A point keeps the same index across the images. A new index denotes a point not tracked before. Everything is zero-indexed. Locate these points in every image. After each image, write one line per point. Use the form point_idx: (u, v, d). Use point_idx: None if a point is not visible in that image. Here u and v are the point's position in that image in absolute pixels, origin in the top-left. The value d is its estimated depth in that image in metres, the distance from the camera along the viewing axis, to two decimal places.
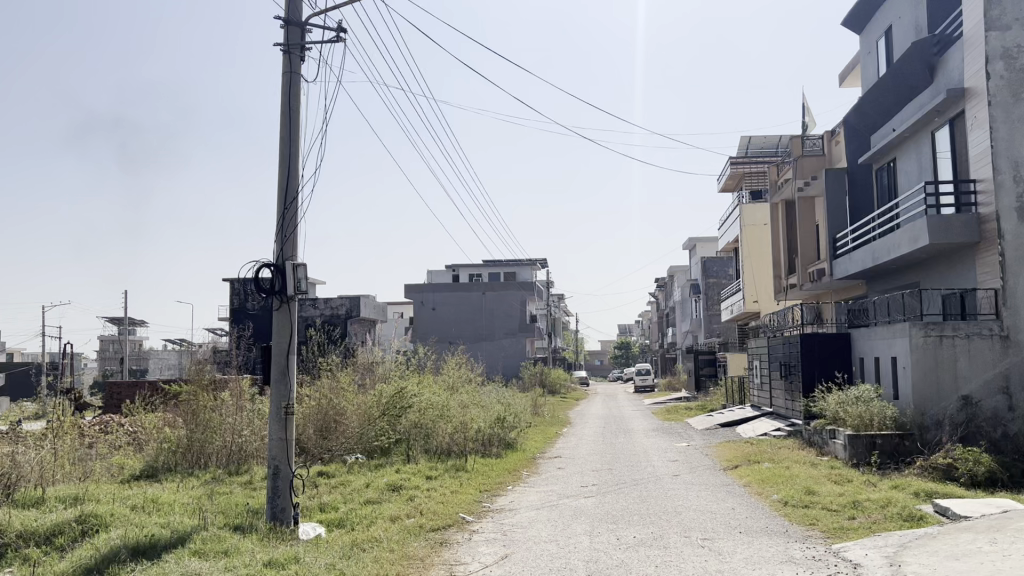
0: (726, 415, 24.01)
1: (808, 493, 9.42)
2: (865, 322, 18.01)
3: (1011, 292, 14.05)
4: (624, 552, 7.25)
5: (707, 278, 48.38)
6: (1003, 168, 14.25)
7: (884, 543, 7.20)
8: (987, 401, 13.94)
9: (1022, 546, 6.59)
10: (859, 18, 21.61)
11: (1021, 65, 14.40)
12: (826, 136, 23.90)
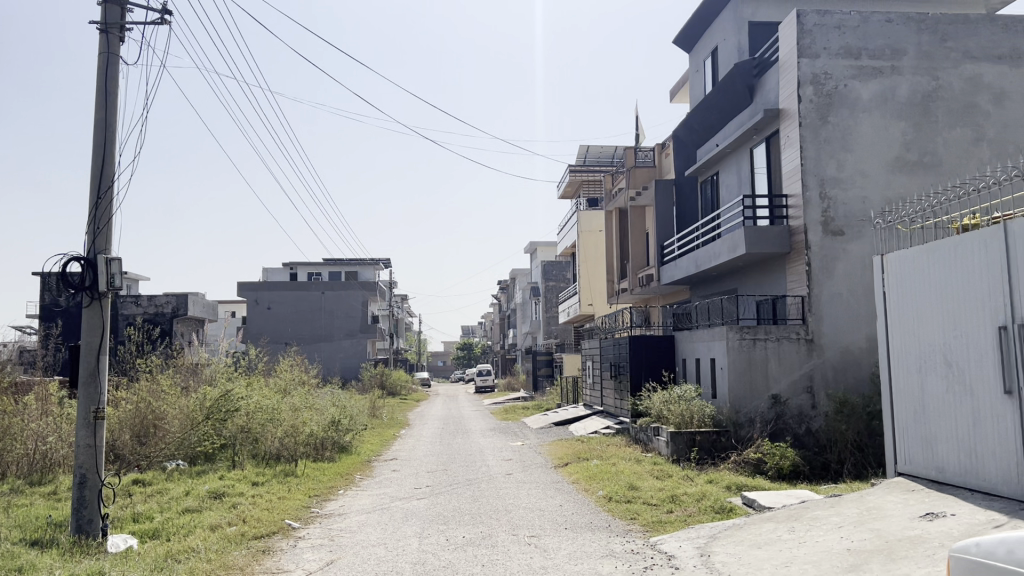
0: (560, 414, 24.72)
1: (630, 488, 9.85)
2: (688, 325, 19.05)
3: (816, 299, 15.30)
4: (451, 553, 7.29)
5: (546, 281, 49.68)
6: (812, 185, 15.49)
7: (697, 535, 7.63)
8: (793, 399, 15.26)
9: (816, 533, 7.17)
10: (688, 37, 22.86)
11: (827, 90, 15.71)
12: (657, 149, 25.11)
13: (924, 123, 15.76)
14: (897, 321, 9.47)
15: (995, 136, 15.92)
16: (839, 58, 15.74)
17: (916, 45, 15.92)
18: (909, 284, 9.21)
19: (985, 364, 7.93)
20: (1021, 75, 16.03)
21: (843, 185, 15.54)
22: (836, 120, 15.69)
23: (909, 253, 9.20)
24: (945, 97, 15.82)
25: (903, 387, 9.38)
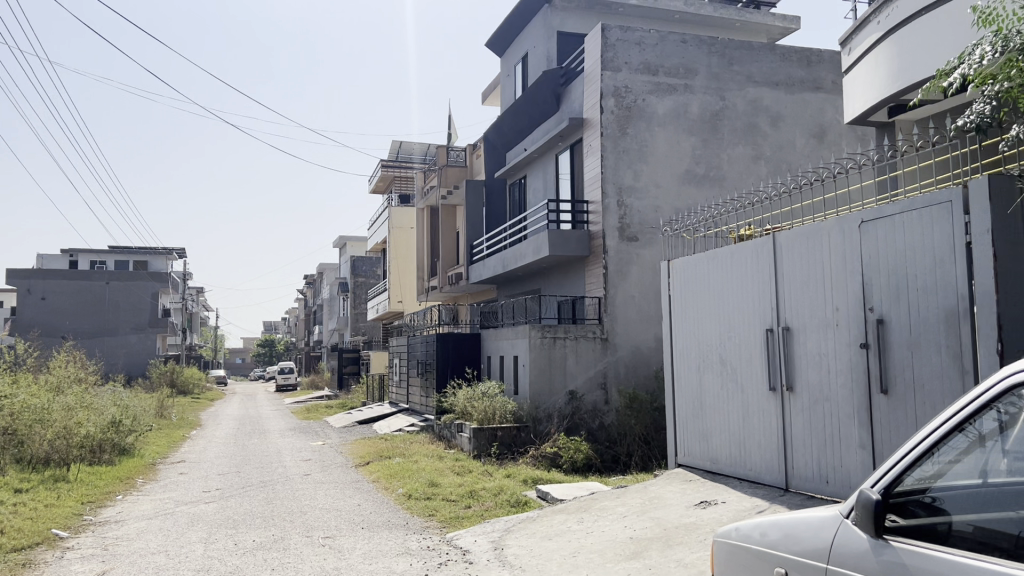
0: (364, 412, 24.43)
1: (430, 485, 9.89)
2: (493, 323, 19.43)
3: (611, 301, 16.09)
4: (239, 558, 6.97)
5: (355, 277, 48.95)
6: (611, 192, 16.25)
7: (491, 529, 7.78)
8: (589, 395, 15.99)
9: (602, 524, 7.52)
10: (500, 42, 23.31)
11: (627, 103, 16.56)
12: (468, 149, 25.43)
13: (711, 139, 17.00)
14: (680, 322, 10.14)
15: (772, 155, 17.45)
16: (639, 73, 16.63)
17: (706, 66, 17.15)
18: (692, 288, 9.88)
19: (754, 363, 8.66)
20: (794, 101, 17.68)
21: (639, 193, 16.44)
22: (635, 132, 16.56)
23: (692, 258, 9.87)
24: (730, 117, 17.14)
25: (684, 384, 10.06)
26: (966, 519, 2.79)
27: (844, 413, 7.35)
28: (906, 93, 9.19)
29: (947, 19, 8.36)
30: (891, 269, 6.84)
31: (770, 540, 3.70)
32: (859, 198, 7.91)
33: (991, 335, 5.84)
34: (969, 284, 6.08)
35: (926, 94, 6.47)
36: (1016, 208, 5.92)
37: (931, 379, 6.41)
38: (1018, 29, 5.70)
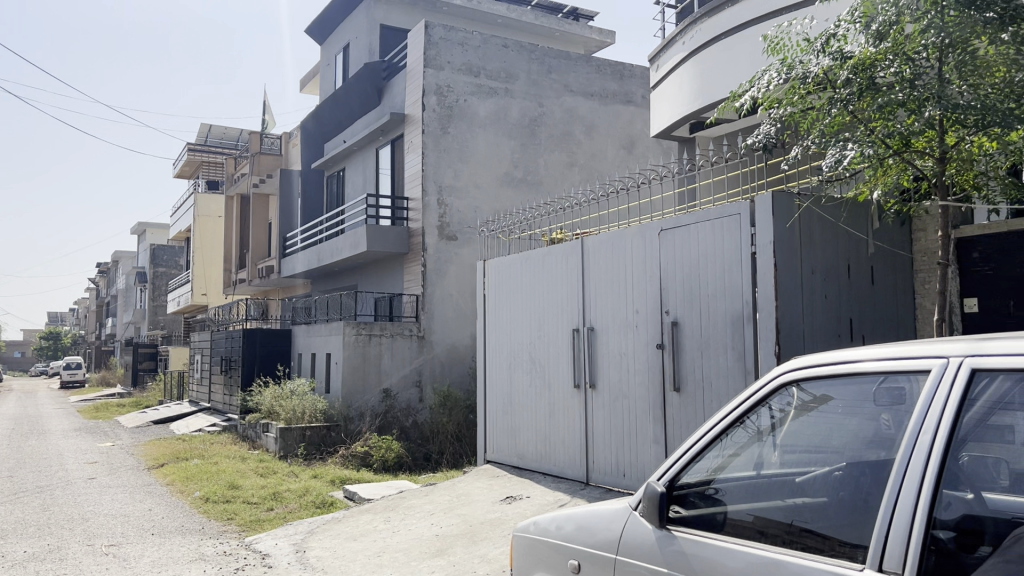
0: (161, 411, 22.95)
1: (230, 488, 9.44)
2: (305, 319, 18.88)
3: (429, 299, 16.09)
4: (5, 572, 6.31)
5: (155, 267, 45.99)
6: (431, 190, 16.24)
7: (293, 532, 7.53)
8: (403, 393, 15.90)
9: (409, 522, 7.48)
10: (321, 29, 22.71)
11: (449, 102, 16.62)
12: (284, 138, 24.59)
13: (529, 143, 17.43)
14: (492, 321, 10.30)
15: (586, 162, 18.15)
16: (460, 74, 16.76)
17: (526, 72, 17.59)
18: (505, 289, 10.06)
19: (560, 362, 8.94)
20: (607, 111, 18.51)
21: (458, 193, 16.55)
22: (455, 131, 16.65)
23: (506, 259, 10.07)
24: (547, 123, 17.68)
25: (494, 382, 10.23)
26: (741, 509, 2.97)
27: (641, 409, 7.74)
28: (705, 111, 9.84)
29: (741, 44, 9.04)
30: (687, 275, 7.28)
31: (566, 533, 3.81)
32: (661, 207, 8.36)
33: (770, 338, 6.35)
34: (753, 291, 6.58)
35: (721, 114, 6.94)
36: (794, 223, 6.47)
37: (718, 378, 6.88)
38: (800, 59, 6.26)
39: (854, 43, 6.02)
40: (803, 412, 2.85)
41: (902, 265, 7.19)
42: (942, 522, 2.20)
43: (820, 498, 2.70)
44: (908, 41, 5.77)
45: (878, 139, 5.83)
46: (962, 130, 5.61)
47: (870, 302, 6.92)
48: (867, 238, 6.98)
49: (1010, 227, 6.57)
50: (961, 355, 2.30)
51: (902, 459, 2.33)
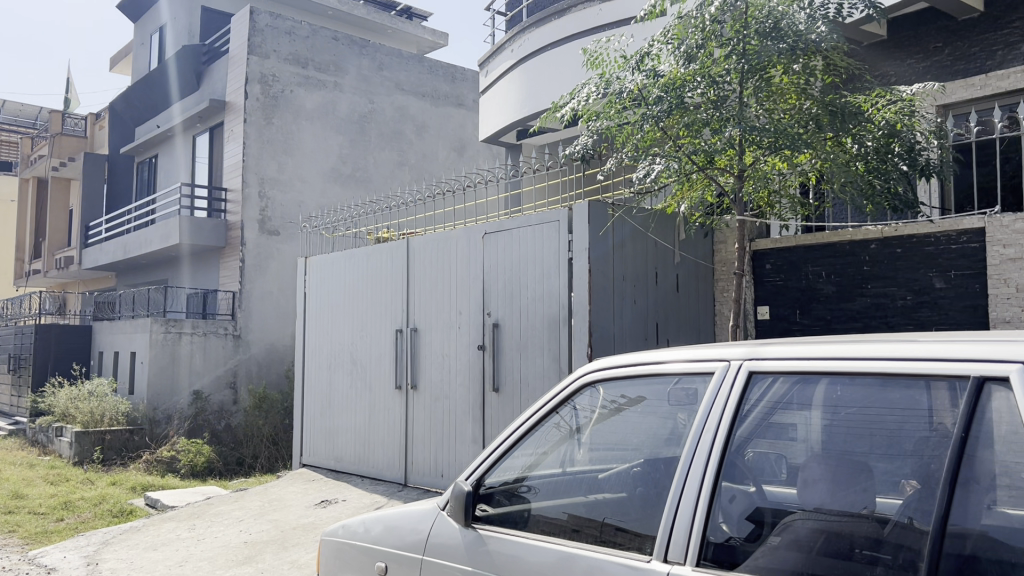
0: None
1: (12, 498, 8.62)
2: (109, 315, 17.62)
3: (246, 296, 15.49)
4: None
5: None
6: (251, 182, 15.60)
7: (84, 543, 6.99)
8: (215, 395, 15.20)
9: (216, 529, 7.14)
10: (135, 6, 21.31)
11: (273, 92, 16.06)
12: (89, 119, 22.87)
13: (358, 140, 17.19)
14: (312, 321, 10.04)
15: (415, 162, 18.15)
16: (286, 64, 16.25)
17: (356, 67, 17.34)
18: (327, 288, 9.84)
19: (381, 363, 8.86)
20: (438, 113, 18.60)
21: (281, 186, 16.02)
22: (280, 122, 16.13)
23: (329, 257, 9.85)
24: (377, 120, 17.51)
25: (313, 383, 9.98)
26: (544, 508, 3.02)
27: (459, 409, 7.82)
28: (530, 118, 10.09)
29: (564, 56, 9.34)
30: (508, 279, 7.42)
31: (374, 535, 3.76)
32: (485, 210, 8.46)
33: (583, 340, 6.60)
34: (569, 294, 6.81)
35: (543, 123, 7.10)
36: (607, 230, 6.76)
37: (535, 379, 7.08)
38: (616, 75, 6.51)
39: (666, 62, 6.35)
40: (602, 411, 2.96)
41: (705, 274, 7.65)
42: (723, 512, 2.34)
43: (617, 493, 2.79)
44: (714, 65, 6.14)
45: (685, 156, 6.23)
46: (758, 151, 6.09)
47: (675, 308, 7.32)
48: (673, 248, 7.38)
49: (799, 241, 7.16)
50: (741, 359, 2.47)
51: (689, 455, 2.47)
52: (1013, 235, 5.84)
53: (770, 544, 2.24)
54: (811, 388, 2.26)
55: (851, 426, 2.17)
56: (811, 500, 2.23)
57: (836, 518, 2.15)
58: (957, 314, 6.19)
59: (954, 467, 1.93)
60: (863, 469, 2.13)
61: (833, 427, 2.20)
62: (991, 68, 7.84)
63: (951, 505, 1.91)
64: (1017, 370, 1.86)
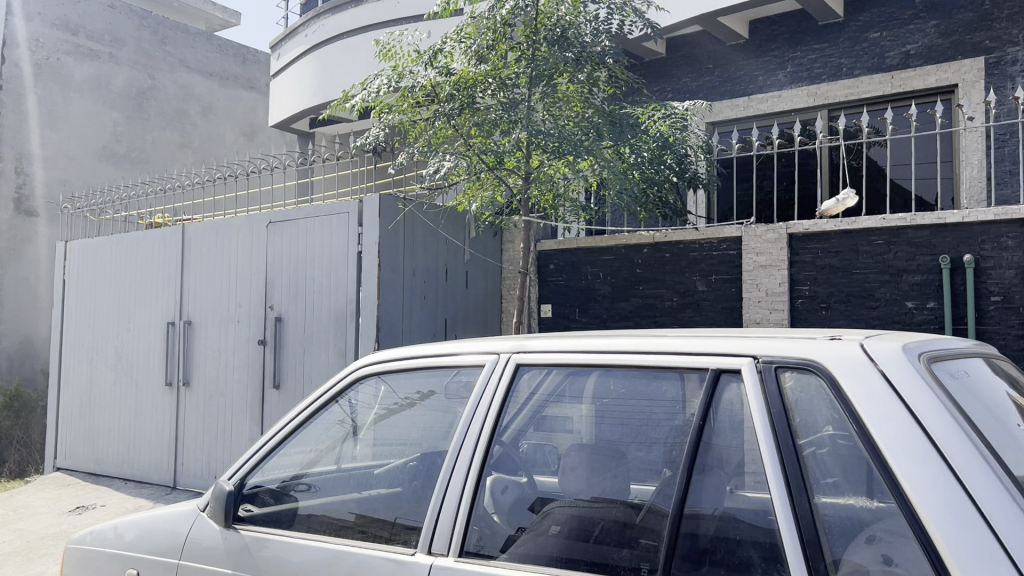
0: None
1: None
2: None
3: None
4: None
5: None
6: (7, 157, 14.06)
7: None
8: None
9: None
10: None
11: (36, 59, 14.57)
12: None
13: (135, 118, 16.03)
14: (72, 312, 9.19)
15: (199, 145, 17.24)
16: (53, 29, 14.81)
17: (135, 39, 16.12)
18: (90, 275, 9.04)
19: (150, 359, 8.26)
20: (226, 94, 17.75)
21: (42, 163, 14.58)
22: (43, 92, 14.65)
23: (93, 242, 9.05)
24: (157, 98, 16.42)
25: (70, 379, 9.13)
26: (312, 505, 2.90)
27: (237, 407, 7.47)
28: (322, 107, 9.87)
29: (357, 47, 9.23)
30: (294, 271, 7.17)
31: (126, 542, 3.46)
32: (272, 199, 8.11)
33: (370, 334, 6.50)
34: (357, 290, 6.68)
35: (332, 112, 6.89)
36: (397, 225, 6.70)
37: (320, 375, 6.89)
38: (409, 69, 6.44)
39: (458, 61, 6.37)
40: (379, 406, 2.92)
41: (493, 273, 7.73)
42: (491, 502, 2.38)
43: (388, 488, 2.73)
44: (505, 67, 6.25)
45: (475, 155, 6.26)
46: (543, 155, 6.27)
47: (462, 305, 7.36)
48: (462, 246, 7.41)
49: (581, 243, 7.45)
50: (510, 352, 2.54)
51: (456, 447, 2.48)
52: (764, 244, 6.44)
53: (531, 533, 2.28)
54: (578, 381, 2.35)
55: (609, 415, 2.27)
56: (571, 489, 2.30)
57: (590, 506, 2.22)
58: (715, 315, 6.72)
59: (693, 452, 2.05)
60: (615, 457, 2.22)
61: (592, 418, 2.29)
62: (752, 92, 8.64)
63: (688, 489, 2.02)
64: (749, 363, 2.03)
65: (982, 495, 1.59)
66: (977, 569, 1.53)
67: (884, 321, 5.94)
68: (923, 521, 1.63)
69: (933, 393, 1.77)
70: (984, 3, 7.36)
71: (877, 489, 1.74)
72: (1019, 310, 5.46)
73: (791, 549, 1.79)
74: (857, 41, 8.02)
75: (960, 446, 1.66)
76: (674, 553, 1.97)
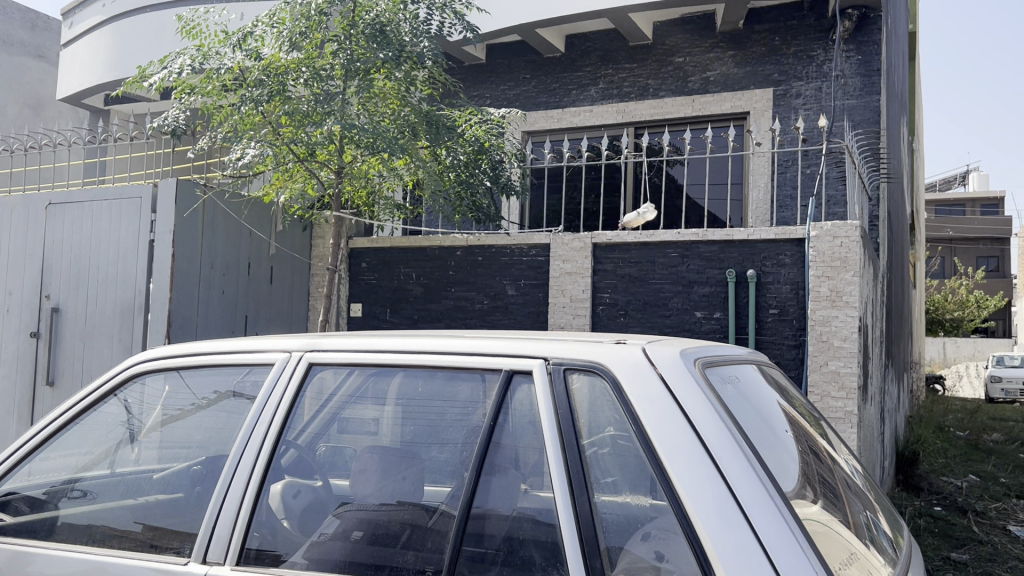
0: None
1: None
2: None
3: None
4: None
5: None
6: None
7: None
8: None
9: None
10: None
11: None
12: None
13: None
14: None
15: None
16: None
17: None
18: None
19: None
20: (9, 62, 16.15)
21: None
22: None
23: None
24: None
25: None
26: (78, 514, 2.60)
27: (3, 407, 6.77)
28: (118, 84, 9.18)
29: (158, 23, 8.66)
30: (78, 258, 6.59)
31: None
32: (55, 178, 7.42)
33: (160, 329, 6.09)
34: (147, 282, 6.23)
35: (127, 89, 6.41)
36: (193, 214, 6.30)
37: (100, 372, 6.38)
38: (216, 51, 6.10)
39: (269, 46, 6.12)
40: (162, 406, 2.68)
41: (301, 269, 7.47)
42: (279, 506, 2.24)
43: (166, 492, 2.50)
44: (318, 57, 6.04)
45: (284, 145, 6.00)
46: (356, 150, 6.10)
47: (265, 301, 7.07)
48: (268, 240, 7.10)
49: (393, 243, 7.36)
50: (303, 350, 2.42)
51: (239, 448, 2.32)
52: (570, 251, 6.64)
53: (316, 536, 2.18)
54: (379, 382, 2.26)
55: (402, 416, 2.20)
56: (360, 492, 2.21)
57: (378, 509, 2.14)
58: (522, 319, 6.85)
59: (483, 451, 2.02)
60: (407, 458, 2.16)
61: (389, 419, 2.21)
62: (567, 104, 8.92)
63: (477, 489, 1.99)
64: (540, 364, 2.02)
65: (743, 494, 1.68)
66: (737, 565, 1.60)
67: (677, 329, 6.28)
68: (691, 519, 1.69)
69: (705, 398, 1.84)
70: (774, 39, 8.00)
71: (652, 488, 1.79)
72: (792, 322, 5.94)
73: (570, 548, 1.80)
74: (663, 64, 8.48)
75: (726, 447, 1.74)
76: (459, 555, 1.92)
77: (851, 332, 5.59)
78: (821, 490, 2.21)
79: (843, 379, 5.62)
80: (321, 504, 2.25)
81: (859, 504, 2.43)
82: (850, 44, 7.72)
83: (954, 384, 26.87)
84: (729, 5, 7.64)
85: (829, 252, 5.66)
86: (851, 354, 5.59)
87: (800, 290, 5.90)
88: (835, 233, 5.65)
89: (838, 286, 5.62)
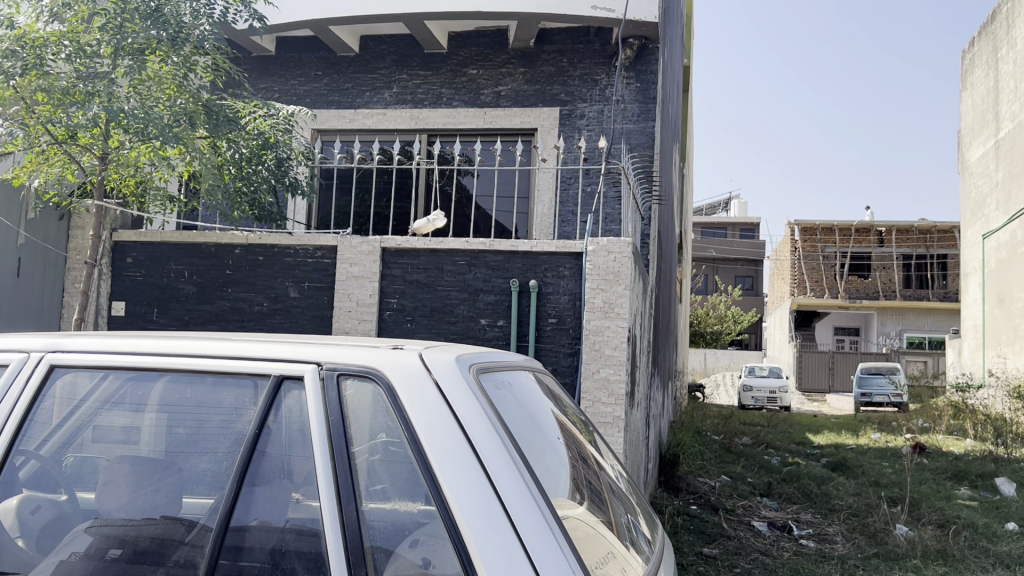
0: None
1: None
2: None
3: None
4: None
5: None
6: None
7: None
8: None
9: None
10: None
11: None
12: None
13: None
14: None
15: None
16: None
17: None
18: None
19: None
20: None
21: None
22: None
23: None
24: None
25: None
26: None
27: None
28: None
29: None
30: None
31: None
32: None
33: None
34: None
35: None
36: None
37: None
38: None
39: (23, 14, 5.51)
40: None
41: (53, 263, 6.78)
42: None
43: None
44: (83, 32, 5.53)
45: (38, 125, 5.43)
46: (125, 136, 5.62)
47: (11, 294, 6.39)
48: (15, 227, 6.51)
49: (164, 237, 6.89)
50: (43, 351, 2.18)
51: None
52: (358, 255, 6.54)
53: (57, 556, 1.96)
54: (137, 387, 2.06)
55: (161, 424, 2.02)
56: (107, 505, 2.01)
57: (127, 524, 1.96)
58: (304, 322, 6.64)
59: (245, 462, 1.91)
60: (161, 468, 2.00)
61: (148, 427, 2.03)
62: (359, 106, 8.79)
63: (237, 501, 1.88)
64: (312, 369, 1.93)
65: (509, 497, 1.69)
66: (499, 567, 1.61)
67: (460, 336, 6.35)
68: (458, 524, 1.68)
69: (478, 404, 1.84)
70: (562, 61, 8.37)
71: (420, 495, 1.76)
72: (569, 331, 6.18)
73: (334, 558, 1.73)
74: (457, 74, 8.60)
75: (494, 453, 1.74)
76: (216, 570, 1.81)
77: (621, 342, 5.92)
78: (587, 494, 2.31)
79: (613, 386, 5.93)
80: (64, 521, 2.03)
81: (621, 507, 2.55)
82: (630, 72, 8.18)
83: (713, 391, 29.36)
84: (522, 22, 7.90)
85: (604, 266, 5.96)
86: (621, 363, 5.92)
87: (577, 301, 6.17)
88: (610, 249, 5.97)
89: (611, 299, 5.94)
